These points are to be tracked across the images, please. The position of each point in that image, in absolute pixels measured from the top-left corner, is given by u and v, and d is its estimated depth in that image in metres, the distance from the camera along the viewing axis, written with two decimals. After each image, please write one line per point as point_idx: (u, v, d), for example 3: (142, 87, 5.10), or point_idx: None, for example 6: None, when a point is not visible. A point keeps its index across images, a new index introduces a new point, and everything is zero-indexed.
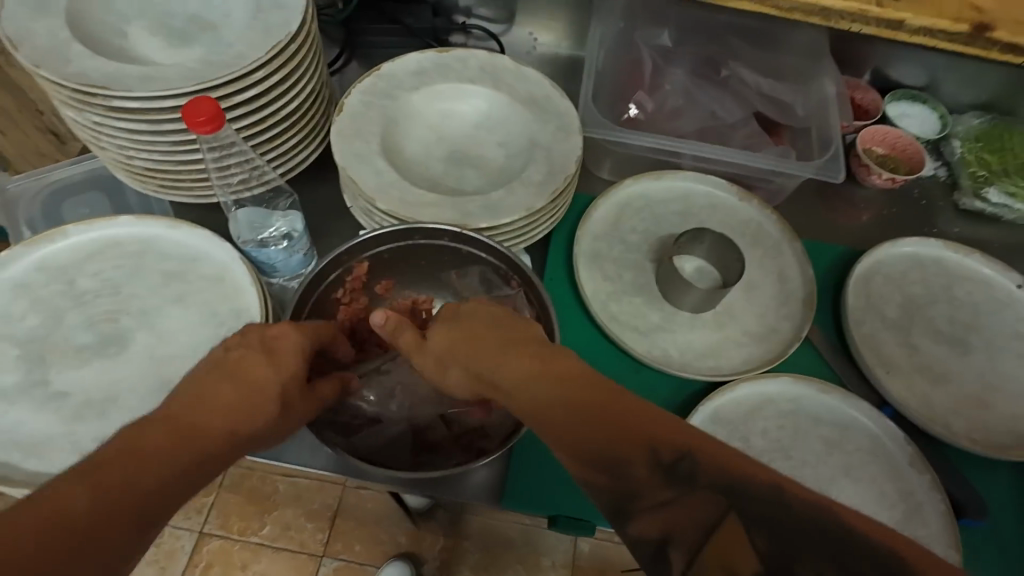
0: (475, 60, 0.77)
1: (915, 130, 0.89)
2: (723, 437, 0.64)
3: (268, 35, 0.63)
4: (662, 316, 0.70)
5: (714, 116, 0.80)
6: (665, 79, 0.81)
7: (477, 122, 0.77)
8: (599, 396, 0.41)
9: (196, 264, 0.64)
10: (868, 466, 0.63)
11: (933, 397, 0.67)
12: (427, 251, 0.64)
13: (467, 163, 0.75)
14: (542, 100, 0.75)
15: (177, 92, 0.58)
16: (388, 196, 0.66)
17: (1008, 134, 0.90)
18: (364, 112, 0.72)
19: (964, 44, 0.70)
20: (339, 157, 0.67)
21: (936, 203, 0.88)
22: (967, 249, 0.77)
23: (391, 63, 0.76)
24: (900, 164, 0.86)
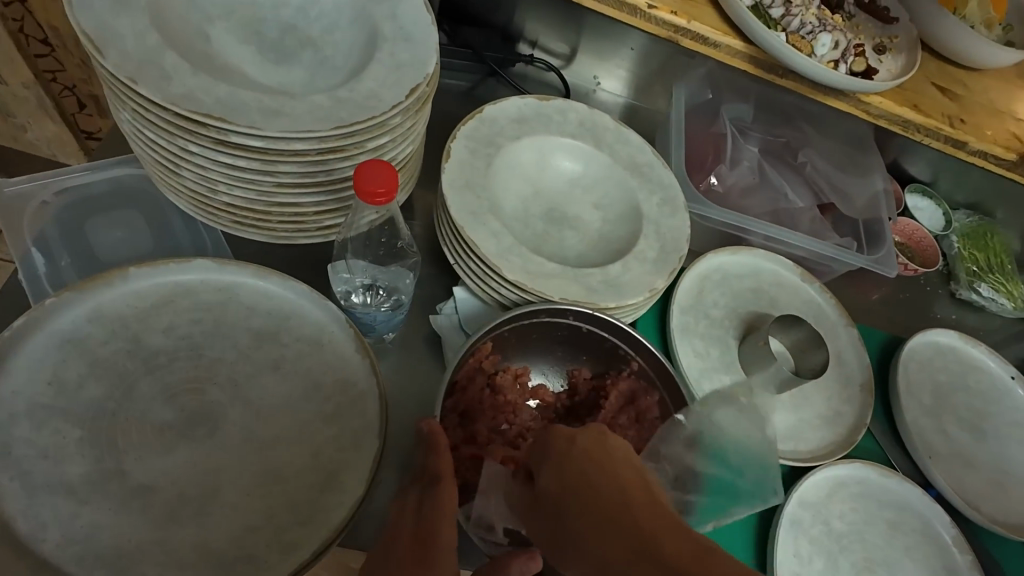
0: (575, 114, 0.74)
1: (926, 222, 0.99)
2: (810, 521, 0.67)
3: (403, 75, 0.55)
4: (747, 396, 0.73)
5: (784, 198, 0.83)
6: (742, 155, 0.83)
7: (573, 179, 0.74)
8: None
9: (289, 323, 0.55)
10: (923, 547, 0.70)
11: (965, 480, 0.75)
12: (546, 328, 0.63)
13: (565, 223, 0.72)
14: (644, 168, 0.73)
15: (312, 134, 0.50)
16: (509, 263, 0.61)
17: (990, 233, 1.03)
18: (470, 161, 0.66)
19: (1007, 168, 0.80)
20: (455, 213, 0.62)
21: (936, 289, 0.99)
22: (976, 341, 0.87)
23: (493, 106, 0.70)
24: (915, 254, 0.96)
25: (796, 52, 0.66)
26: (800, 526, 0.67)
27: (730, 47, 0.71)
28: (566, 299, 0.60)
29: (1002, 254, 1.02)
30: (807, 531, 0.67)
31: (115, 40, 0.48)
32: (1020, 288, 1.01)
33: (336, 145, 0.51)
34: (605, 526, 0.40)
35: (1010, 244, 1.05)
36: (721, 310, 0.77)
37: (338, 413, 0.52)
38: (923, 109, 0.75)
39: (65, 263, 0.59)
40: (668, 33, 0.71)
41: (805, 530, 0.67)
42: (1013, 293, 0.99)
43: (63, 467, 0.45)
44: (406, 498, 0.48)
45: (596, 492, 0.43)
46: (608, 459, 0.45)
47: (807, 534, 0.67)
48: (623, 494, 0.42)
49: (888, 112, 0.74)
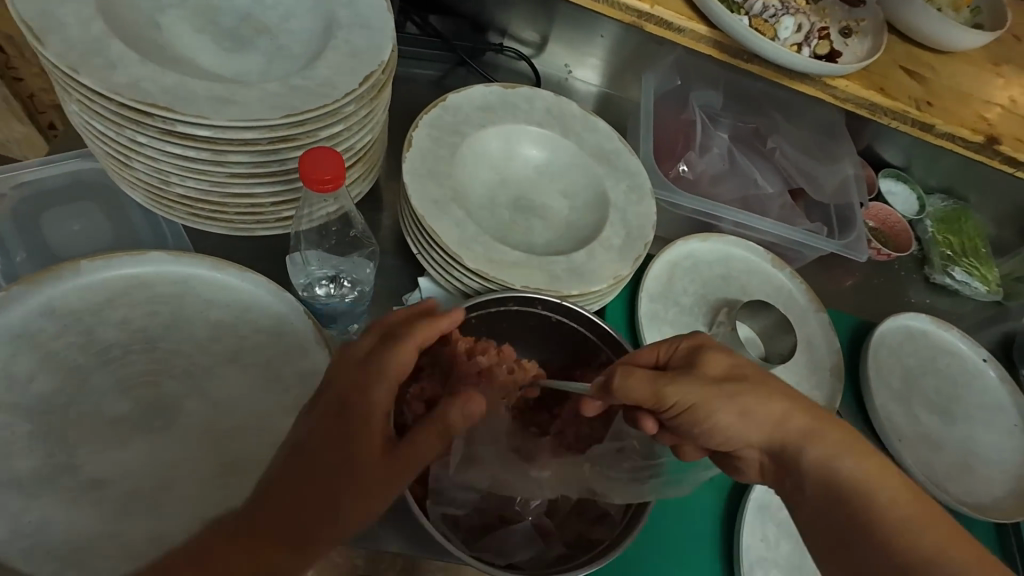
0: (542, 102, 0.73)
1: (899, 207, 1.00)
2: (778, 505, 0.67)
3: (358, 62, 0.55)
4: None
5: (754, 184, 0.83)
6: (712, 141, 0.83)
7: (541, 167, 0.74)
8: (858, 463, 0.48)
9: (248, 315, 0.55)
10: None
11: (933, 462, 0.76)
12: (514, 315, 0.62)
13: (532, 211, 0.72)
14: (611, 155, 0.73)
15: (262, 123, 0.49)
16: (472, 251, 0.61)
17: (964, 217, 1.03)
18: (434, 150, 0.66)
19: (975, 151, 0.80)
20: (416, 202, 0.61)
21: (909, 274, 1.00)
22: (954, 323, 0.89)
23: (457, 94, 0.70)
24: (888, 238, 0.96)
25: (759, 37, 0.66)
26: (769, 509, 0.66)
27: (695, 33, 0.70)
28: (529, 287, 0.60)
29: (976, 238, 1.02)
30: (775, 515, 0.66)
31: (58, 29, 0.47)
32: (994, 271, 1.01)
33: (287, 134, 0.51)
34: (748, 416, 0.50)
35: (984, 227, 1.05)
36: (692, 297, 0.77)
37: (297, 405, 0.52)
38: (889, 92, 0.75)
39: (20, 258, 0.58)
40: (632, 19, 0.71)
41: (773, 514, 0.66)
42: (987, 276, 0.99)
43: (11, 462, 0.44)
44: (327, 394, 0.44)
45: (756, 417, 0.50)
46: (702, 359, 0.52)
47: (776, 517, 0.66)
48: (761, 394, 0.50)
49: (855, 95, 0.75)
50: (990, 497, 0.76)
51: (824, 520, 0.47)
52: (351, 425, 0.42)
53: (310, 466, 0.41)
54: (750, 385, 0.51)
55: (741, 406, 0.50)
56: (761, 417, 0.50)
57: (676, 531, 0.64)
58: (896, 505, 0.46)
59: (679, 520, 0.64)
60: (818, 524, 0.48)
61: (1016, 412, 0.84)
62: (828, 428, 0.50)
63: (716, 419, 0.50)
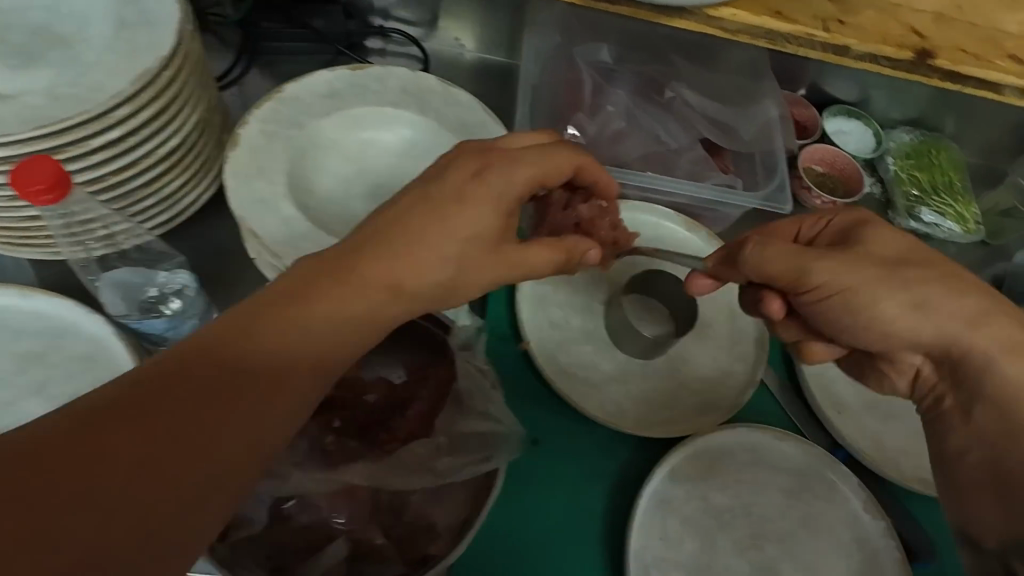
0: (396, 80, 0.68)
1: (852, 147, 0.88)
2: (682, 498, 0.60)
3: (135, 61, 0.50)
4: (613, 366, 0.65)
5: (658, 140, 0.74)
6: (607, 99, 0.75)
7: (403, 150, 0.68)
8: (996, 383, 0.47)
9: (60, 343, 0.54)
10: (827, 515, 0.61)
11: (884, 435, 0.66)
12: None
13: (392, 199, 0.66)
14: (475, 129, 0.66)
15: (13, 138, 0.46)
16: (298, 252, 0.56)
17: (935, 149, 0.91)
18: (266, 146, 0.61)
19: (905, 70, 0.68)
20: (237, 204, 0.57)
21: (872, 221, 0.88)
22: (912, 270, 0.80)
23: (295, 84, 0.64)
24: (840, 184, 0.85)
25: None
26: (670, 504, 0.60)
27: None
28: None
29: (951, 172, 0.90)
30: (678, 510, 0.59)
31: None
32: (973, 208, 0.88)
33: (50, 148, 0.47)
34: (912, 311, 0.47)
35: (962, 159, 0.92)
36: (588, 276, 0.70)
37: None
38: (788, 14, 0.65)
39: None
40: None
41: (676, 508, 0.59)
42: (964, 214, 0.87)
43: None
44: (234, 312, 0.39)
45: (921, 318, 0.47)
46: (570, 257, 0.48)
47: (679, 512, 0.59)
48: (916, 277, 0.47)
49: (744, 24, 0.65)
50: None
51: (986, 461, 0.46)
52: (254, 330, 0.39)
53: (271, 341, 0.39)
54: (921, 270, 0.48)
55: (861, 282, 0.47)
56: (879, 300, 0.47)
57: (566, 535, 0.58)
58: (988, 412, 0.46)
59: (562, 524, 0.58)
60: (971, 457, 0.47)
61: None
62: (909, 318, 0.47)
63: (878, 308, 0.47)
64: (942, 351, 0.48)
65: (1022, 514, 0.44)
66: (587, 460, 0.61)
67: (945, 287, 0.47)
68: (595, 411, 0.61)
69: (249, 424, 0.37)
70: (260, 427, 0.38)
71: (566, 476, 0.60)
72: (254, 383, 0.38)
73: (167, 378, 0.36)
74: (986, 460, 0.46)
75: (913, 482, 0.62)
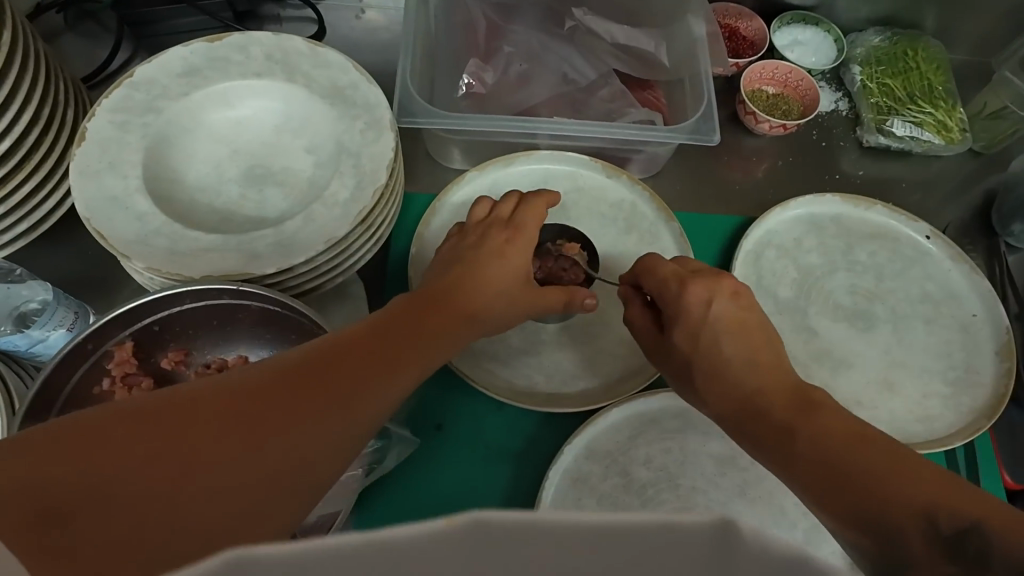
0: (260, 47, 0.62)
1: (808, 60, 0.77)
2: (600, 476, 0.54)
3: None
4: (523, 337, 0.60)
5: (566, 79, 0.66)
6: (505, 40, 0.67)
7: (278, 125, 0.62)
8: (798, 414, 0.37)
9: None
10: (765, 481, 0.55)
11: (834, 387, 0.58)
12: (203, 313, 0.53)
13: (269, 179, 0.61)
14: (347, 91, 0.60)
15: None
16: (149, 249, 0.52)
17: (910, 51, 0.79)
18: (116, 136, 0.56)
19: None
20: (81, 203, 0.53)
21: (838, 142, 0.78)
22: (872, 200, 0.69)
23: (148, 64, 0.59)
24: (793, 104, 0.75)
25: None
26: (586, 482, 0.54)
27: None
28: (209, 278, 0.51)
29: (929, 75, 0.78)
30: (595, 488, 0.54)
31: None
32: (957, 114, 0.76)
33: None
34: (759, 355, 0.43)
35: (944, 59, 0.80)
36: None
37: None
38: None
39: None
40: None
41: (593, 487, 0.54)
42: (946, 122, 0.75)
43: None
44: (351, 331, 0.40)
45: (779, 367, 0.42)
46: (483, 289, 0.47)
47: (596, 490, 0.54)
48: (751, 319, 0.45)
49: None
50: (919, 421, 0.57)
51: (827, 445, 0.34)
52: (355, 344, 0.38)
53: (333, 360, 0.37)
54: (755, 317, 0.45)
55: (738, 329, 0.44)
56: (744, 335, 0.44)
57: None
58: (752, 438, 0.39)
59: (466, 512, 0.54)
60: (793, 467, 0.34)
61: (972, 300, 0.63)
62: (737, 314, 0.45)
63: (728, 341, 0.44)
64: (750, 392, 0.41)
65: (862, 504, 0.30)
66: (494, 442, 0.56)
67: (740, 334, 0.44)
68: (496, 388, 0.56)
69: (351, 409, 0.34)
70: (346, 419, 0.34)
71: (471, 461, 0.56)
72: (378, 375, 0.37)
73: (236, 394, 0.31)
74: (806, 457, 0.34)
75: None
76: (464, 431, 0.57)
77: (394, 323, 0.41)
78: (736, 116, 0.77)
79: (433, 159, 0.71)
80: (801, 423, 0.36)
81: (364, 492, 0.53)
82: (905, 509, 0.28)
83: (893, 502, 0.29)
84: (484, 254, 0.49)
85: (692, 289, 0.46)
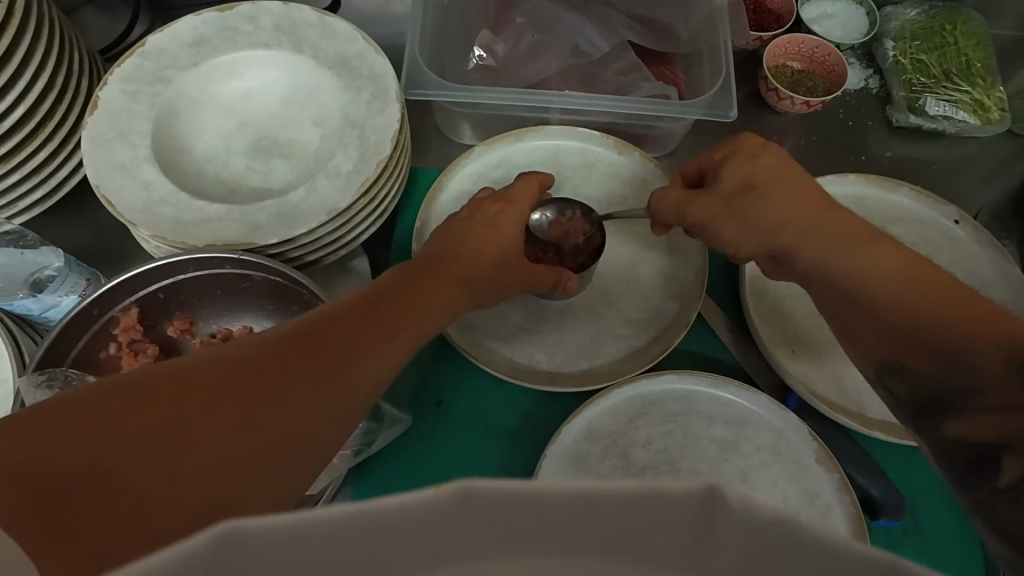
0: (269, 16, 0.61)
1: (837, 35, 0.74)
2: (599, 456, 0.54)
3: None
4: (525, 314, 0.59)
5: (578, 51, 0.64)
6: (517, 10, 0.65)
7: (285, 97, 0.62)
8: (838, 263, 0.42)
9: None
10: (769, 468, 0.54)
11: (848, 374, 0.56)
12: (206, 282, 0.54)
13: (276, 151, 0.61)
14: (353, 62, 0.59)
15: None
16: (155, 217, 0.52)
17: (949, 25, 0.75)
18: (125, 106, 0.57)
19: None
20: (91, 171, 0.54)
21: (866, 121, 0.74)
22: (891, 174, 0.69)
23: (158, 34, 0.59)
24: (818, 80, 0.72)
25: None
26: (584, 463, 0.53)
27: None
28: (214, 246, 0.51)
29: (967, 51, 0.74)
30: (593, 468, 0.53)
31: None
32: (997, 92, 0.72)
33: None
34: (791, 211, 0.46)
35: (986, 33, 0.76)
36: None
37: None
38: None
39: None
40: None
41: (591, 467, 0.53)
42: (984, 101, 0.71)
43: None
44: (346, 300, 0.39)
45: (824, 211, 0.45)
46: (488, 236, 0.49)
47: (593, 471, 0.53)
48: (773, 177, 0.47)
49: None
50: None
51: (857, 305, 0.41)
52: (339, 317, 0.37)
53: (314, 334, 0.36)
54: (784, 177, 0.47)
55: (744, 211, 0.48)
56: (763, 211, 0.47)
57: None
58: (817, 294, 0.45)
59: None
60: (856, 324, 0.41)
61: (1002, 288, 0.60)
62: (762, 169, 0.48)
63: (763, 209, 0.47)
64: (767, 248, 0.48)
65: (902, 342, 0.37)
66: (492, 419, 0.56)
67: (772, 199, 0.46)
68: (496, 365, 0.55)
69: (341, 379, 0.34)
70: (340, 389, 0.34)
71: (469, 437, 0.55)
72: (368, 342, 0.37)
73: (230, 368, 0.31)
74: (860, 317, 0.41)
75: (876, 425, 0.53)
76: (463, 407, 0.56)
77: (387, 288, 0.42)
78: (757, 93, 0.74)
79: (443, 135, 0.70)
80: (852, 273, 0.42)
81: (360, 463, 0.53)
82: (965, 344, 0.34)
83: (945, 330, 0.35)
84: (482, 224, 0.50)
85: (697, 205, 0.50)
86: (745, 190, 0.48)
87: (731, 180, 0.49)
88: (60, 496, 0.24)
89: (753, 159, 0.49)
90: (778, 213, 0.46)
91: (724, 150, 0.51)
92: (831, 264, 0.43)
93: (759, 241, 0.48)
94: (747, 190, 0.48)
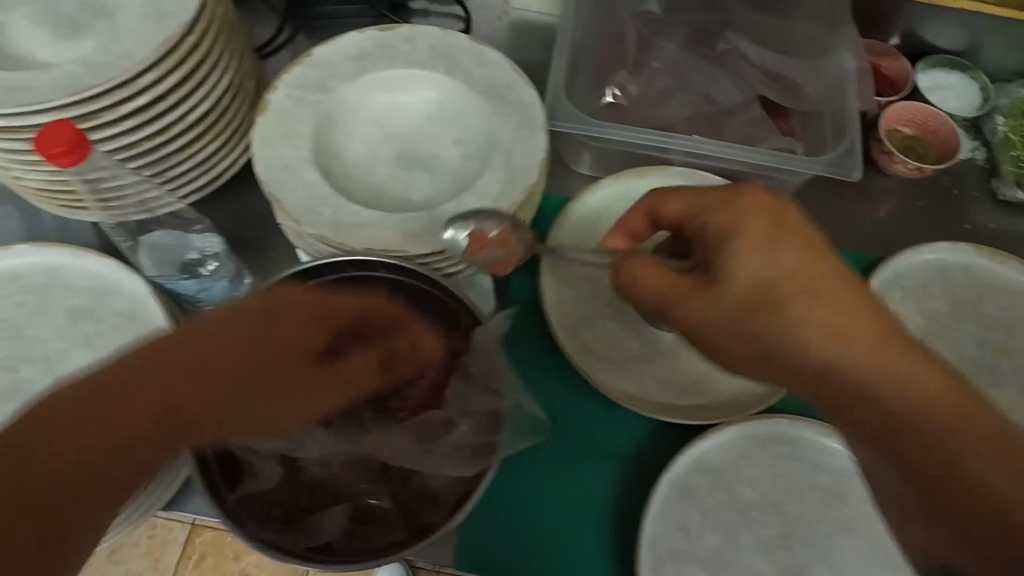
0: (426, 39, 0.65)
1: (951, 106, 0.76)
2: (707, 490, 0.56)
3: (161, 27, 0.52)
4: (641, 344, 0.61)
5: (708, 100, 0.68)
6: (653, 55, 0.69)
7: (430, 115, 0.66)
8: (847, 397, 0.38)
9: (107, 300, 0.58)
10: (871, 521, 0.55)
11: None
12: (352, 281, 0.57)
13: (418, 164, 0.65)
14: (503, 90, 0.63)
15: (50, 105, 0.49)
16: (316, 216, 0.56)
17: None
18: (292, 110, 0.61)
19: None
20: (261, 167, 0.58)
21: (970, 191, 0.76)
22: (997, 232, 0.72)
23: (325, 46, 0.64)
24: (930, 148, 0.74)
25: None
26: (692, 494, 0.55)
27: None
28: (371, 250, 0.55)
29: None
30: (701, 501, 0.55)
31: None
32: None
33: (85, 113, 0.50)
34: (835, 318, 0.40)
35: None
36: None
37: None
38: None
39: None
40: None
41: (699, 500, 0.55)
42: None
43: None
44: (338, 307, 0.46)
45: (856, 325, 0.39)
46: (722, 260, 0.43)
47: (701, 504, 0.55)
48: (839, 283, 0.41)
49: None
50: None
51: (908, 472, 0.36)
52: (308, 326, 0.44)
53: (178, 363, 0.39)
54: (836, 283, 0.41)
55: (844, 318, 0.39)
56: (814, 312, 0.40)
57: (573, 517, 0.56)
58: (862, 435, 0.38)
59: (574, 503, 0.56)
60: (894, 483, 0.38)
61: None
62: (809, 270, 0.41)
63: (810, 312, 0.40)
64: (834, 367, 0.39)
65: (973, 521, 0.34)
66: (603, 441, 0.58)
67: (828, 306, 0.40)
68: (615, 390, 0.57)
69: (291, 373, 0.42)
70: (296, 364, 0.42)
71: (580, 456, 0.58)
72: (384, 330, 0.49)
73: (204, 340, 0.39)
74: (907, 475, 0.36)
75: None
76: (577, 426, 0.59)
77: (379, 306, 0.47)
78: (866, 153, 0.77)
79: (563, 163, 0.74)
80: (871, 386, 0.38)
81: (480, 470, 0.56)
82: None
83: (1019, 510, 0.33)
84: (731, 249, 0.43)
85: (831, 275, 0.41)
86: (808, 292, 0.41)
87: (755, 280, 0.42)
88: (85, 478, 0.35)
89: (819, 269, 0.41)
90: (822, 321, 0.40)
91: (774, 224, 0.43)
92: (910, 387, 0.37)
93: (802, 374, 0.40)
94: (810, 294, 0.41)
